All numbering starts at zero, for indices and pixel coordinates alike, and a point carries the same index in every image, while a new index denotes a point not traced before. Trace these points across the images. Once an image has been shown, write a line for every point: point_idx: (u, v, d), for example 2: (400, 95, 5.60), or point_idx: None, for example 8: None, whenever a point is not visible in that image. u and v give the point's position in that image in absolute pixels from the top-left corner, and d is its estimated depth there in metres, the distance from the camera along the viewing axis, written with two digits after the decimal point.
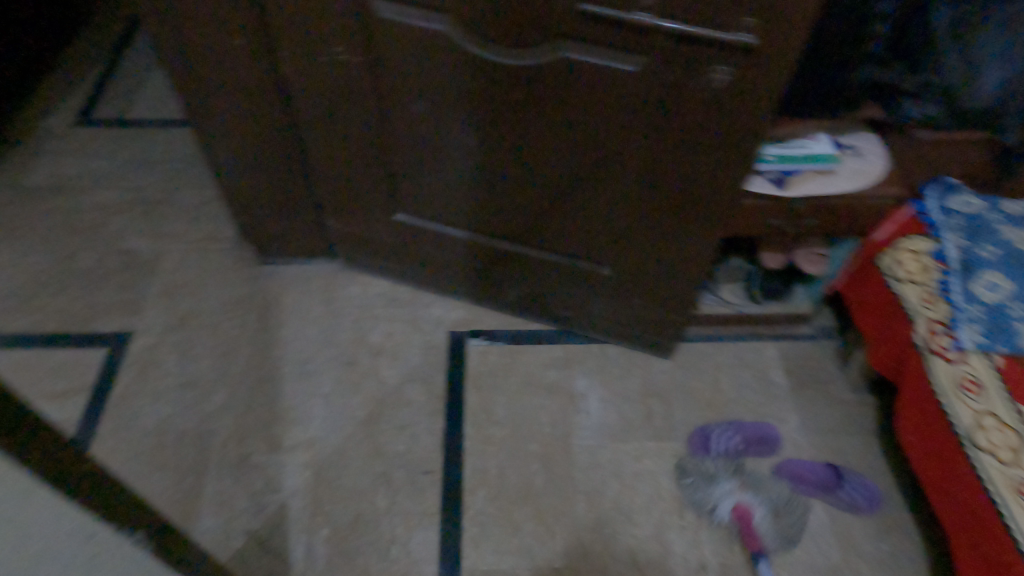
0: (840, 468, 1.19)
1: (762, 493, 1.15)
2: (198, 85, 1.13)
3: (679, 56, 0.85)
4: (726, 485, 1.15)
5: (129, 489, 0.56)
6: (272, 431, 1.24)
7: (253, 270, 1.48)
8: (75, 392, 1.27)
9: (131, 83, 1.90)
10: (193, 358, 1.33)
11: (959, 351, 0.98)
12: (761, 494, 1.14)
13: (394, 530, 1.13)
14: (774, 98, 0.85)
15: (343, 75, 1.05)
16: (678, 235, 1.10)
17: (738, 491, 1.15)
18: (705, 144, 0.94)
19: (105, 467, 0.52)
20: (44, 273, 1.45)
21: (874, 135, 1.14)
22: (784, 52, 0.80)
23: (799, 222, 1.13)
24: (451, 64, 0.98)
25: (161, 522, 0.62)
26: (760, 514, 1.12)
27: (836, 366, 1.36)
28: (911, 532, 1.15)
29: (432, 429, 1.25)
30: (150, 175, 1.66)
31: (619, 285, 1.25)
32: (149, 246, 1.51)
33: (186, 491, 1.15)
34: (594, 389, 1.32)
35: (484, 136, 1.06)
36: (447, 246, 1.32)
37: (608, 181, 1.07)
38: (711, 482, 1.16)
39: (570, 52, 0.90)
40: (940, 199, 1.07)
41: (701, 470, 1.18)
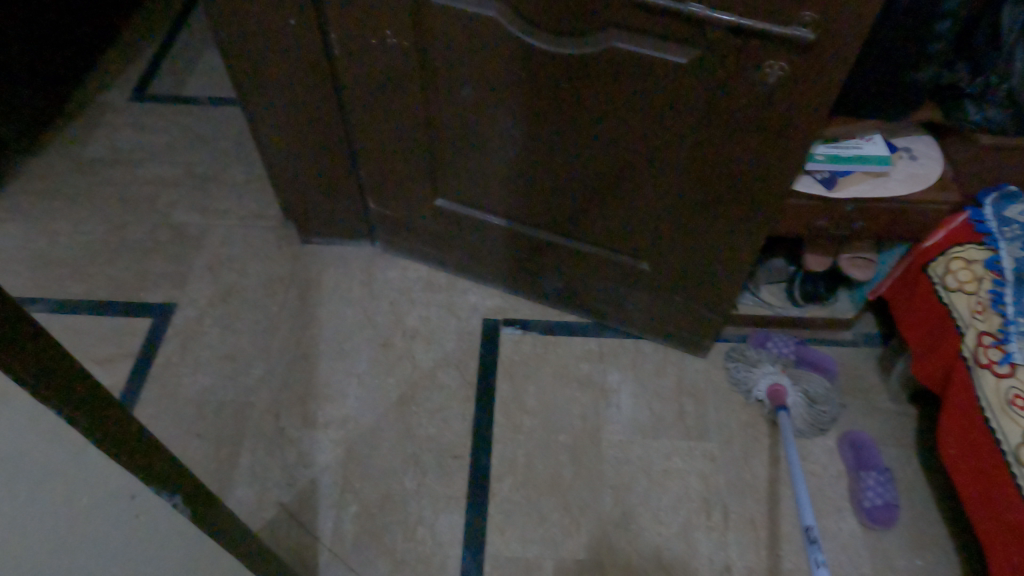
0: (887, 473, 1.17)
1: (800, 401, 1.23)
2: (250, 64, 1.15)
3: (732, 49, 0.83)
4: (770, 368, 1.27)
5: (171, 455, 0.58)
6: (308, 407, 1.26)
7: (296, 248, 1.51)
8: (122, 358, 1.32)
9: (185, 61, 1.94)
10: (235, 331, 1.36)
11: (1010, 365, 0.95)
12: (801, 380, 1.24)
13: (421, 511, 1.15)
14: (829, 96, 0.83)
15: (392, 59, 1.06)
16: (721, 232, 1.08)
17: (779, 374, 1.26)
18: (754, 140, 0.92)
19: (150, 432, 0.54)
20: (98, 242, 1.51)
21: (930, 137, 1.10)
22: (843, 48, 0.77)
23: (847, 225, 1.10)
24: (499, 51, 0.98)
25: (200, 488, 0.64)
26: (794, 395, 1.23)
27: (877, 374, 1.32)
28: (948, 549, 1.11)
29: (463, 415, 1.26)
30: (201, 152, 1.70)
31: (657, 280, 1.23)
32: (197, 221, 1.55)
33: (223, 460, 1.19)
34: (626, 384, 1.31)
35: (529, 124, 1.06)
36: (486, 233, 1.33)
37: (652, 174, 1.05)
38: (756, 365, 1.28)
39: (619, 42, 0.89)
40: (998, 207, 1.02)
41: (748, 357, 1.30)
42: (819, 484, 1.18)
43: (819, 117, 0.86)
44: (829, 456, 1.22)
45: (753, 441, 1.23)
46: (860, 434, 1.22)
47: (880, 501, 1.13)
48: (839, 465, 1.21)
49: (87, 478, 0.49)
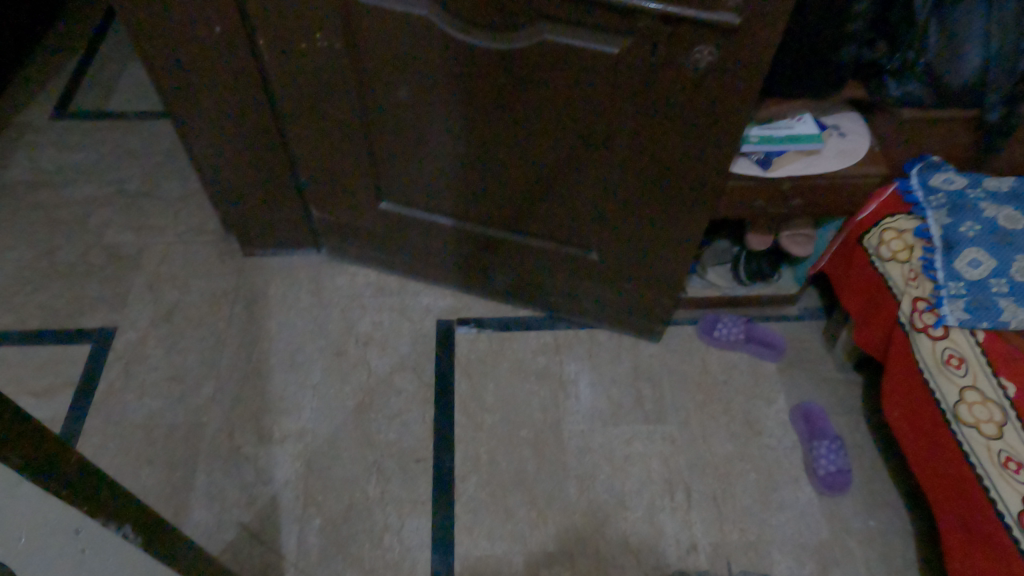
0: (840, 442, 1.21)
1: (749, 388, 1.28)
2: (177, 75, 1.11)
3: (662, 36, 0.84)
4: None
5: (115, 485, 0.56)
6: (263, 423, 1.23)
7: (239, 262, 1.47)
8: (61, 389, 1.26)
9: (108, 74, 1.87)
10: (180, 351, 1.32)
11: (943, 328, 0.99)
12: None
13: (387, 518, 1.14)
14: (758, 78, 0.85)
15: (324, 63, 1.04)
16: (664, 217, 1.10)
17: None
18: (690, 126, 0.94)
19: (91, 463, 0.52)
20: (26, 269, 1.44)
21: (856, 114, 1.14)
22: (767, 31, 0.79)
23: (785, 203, 1.13)
24: (433, 49, 0.97)
25: (150, 516, 0.61)
26: None
27: (823, 346, 1.36)
28: (899, 507, 1.16)
29: (423, 417, 1.25)
30: (131, 168, 1.64)
31: (606, 270, 1.24)
32: (132, 240, 1.50)
33: (176, 485, 1.15)
34: (584, 374, 1.32)
35: (469, 122, 1.06)
36: (434, 234, 1.32)
37: (591, 164, 1.06)
38: None
39: (552, 34, 0.89)
40: (923, 176, 1.08)
41: None
42: (775, 457, 1.21)
43: (750, 99, 0.88)
44: (783, 428, 1.25)
45: (710, 419, 1.26)
46: (811, 406, 1.27)
47: (834, 468, 1.18)
48: (793, 435, 1.24)
49: (25, 514, 0.47)
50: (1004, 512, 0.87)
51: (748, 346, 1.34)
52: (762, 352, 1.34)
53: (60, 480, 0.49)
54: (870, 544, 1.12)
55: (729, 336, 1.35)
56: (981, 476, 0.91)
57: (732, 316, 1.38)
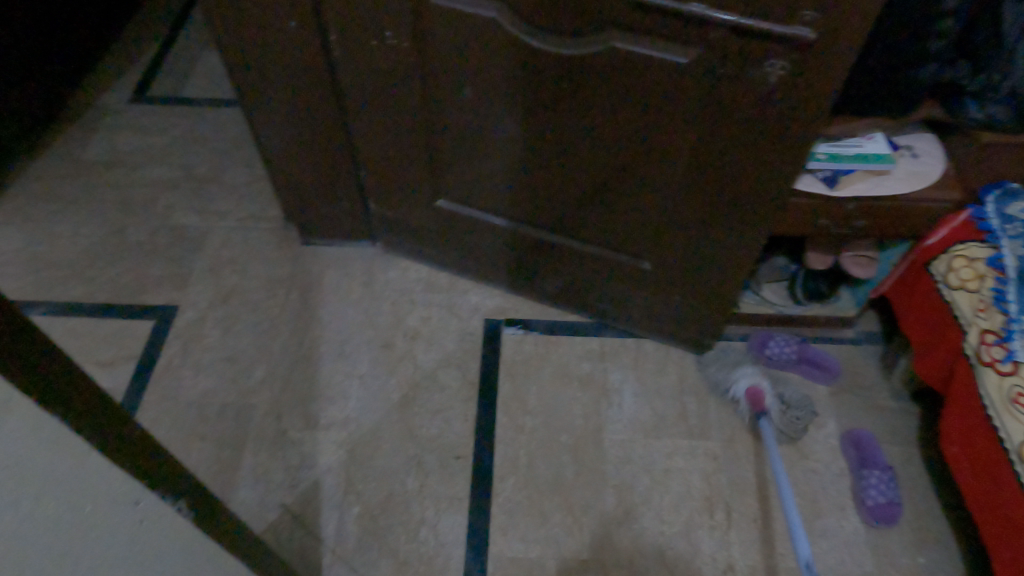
0: (891, 474, 1.16)
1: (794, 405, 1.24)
2: (251, 67, 1.15)
3: (734, 49, 0.83)
4: None
5: (175, 461, 0.58)
6: (310, 408, 1.26)
7: (297, 250, 1.51)
8: (123, 362, 1.31)
9: (184, 61, 1.94)
10: (236, 333, 1.36)
11: (1012, 364, 0.94)
12: None
13: (424, 512, 1.15)
14: (831, 95, 0.83)
15: (392, 60, 1.06)
16: (720, 230, 1.08)
17: None
18: (756, 140, 0.92)
19: (154, 439, 0.54)
20: (98, 244, 1.51)
21: (932, 135, 1.10)
22: (843, 47, 0.77)
23: (849, 224, 1.10)
24: (500, 52, 0.97)
25: (203, 492, 0.64)
26: None
27: (879, 372, 1.32)
28: (951, 546, 1.12)
29: (465, 415, 1.26)
30: (200, 153, 1.70)
31: (658, 280, 1.23)
32: (197, 222, 1.55)
33: (224, 463, 1.19)
34: (628, 383, 1.31)
35: (530, 125, 1.06)
36: (487, 233, 1.32)
37: (651, 172, 1.05)
38: None
39: (621, 42, 0.89)
40: (1001, 204, 1.02)
41: None
42: (821, 483, 1.18)
43: (820, 115, 0.86)
44: (832, 454, 1.21)
45: (755, 439, 1.23)
46: (863, 434, 1.22)
47: (881, 497, 1.13)
48: (841, 462, 1.21)
49: (93, 481, 0.49)
50: None
51: (798, 367, 1.32)
52: (812, 373, 1.31)
53: (126, 453, 0.51)
54: None
55: (782, 354, 1.32)
56: None
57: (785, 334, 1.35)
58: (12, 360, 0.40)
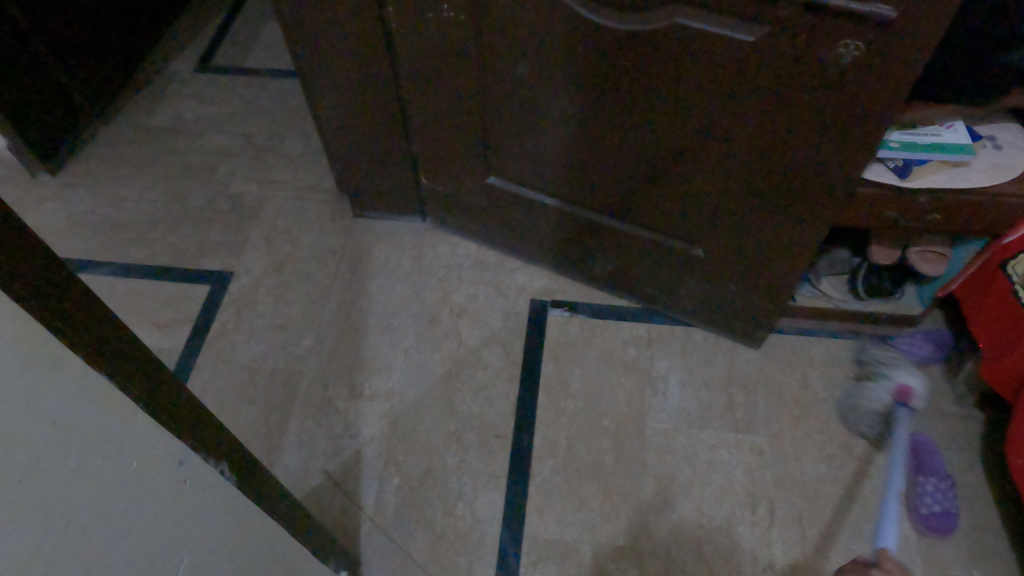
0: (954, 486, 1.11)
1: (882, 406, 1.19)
2: (309, 38, 1.16)
3: (806, 28, 0.79)
4: None
5: (212, 420, 0.60)
6: (355, 378, 1.28)
7: (349, 222, 1.53)
8: (180, 324, 1.36)
9: (248, 32, 1.97)
10: (287, 301, 1.39)
11: None
12: None
13: (462, 488, 1.16)
14: (910, 79, 0.78)
15: (447, 32, 1.05)
16: (780, 219, 1.04)
17: None
18: (824, 125, 0.88)
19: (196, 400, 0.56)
20: (160, 209, 1.56)
21: (1016, 124, 1.02)
22: (926, 27, 0.72)
23: (921, 217, 1.04)
24: (558, 27, 0.95)
25: (243, 456, 0.65)
26: None
27: (942, 375, 1.26)
28: (1011, 563, 1.06)
29: (507, 394, 1.26)
30: (260, 123, 1.73)
31: (711, 267, 1.20)
32: (255, 191, 1.59)
33: (272, 426, 1.22)
34: (674, 372, 1.28)
35: (586, 102, 1.03)
36: (537, 213, 1.31)
37: (710, 156, 1.01)
38: None
39: (686, 19, 0.85)
40: None
41: None
42: (872, 486, 1.14)
43: (896, 101, 0.80)
44: (885, 458, 1.17)
45: (805, 437, 1.19)
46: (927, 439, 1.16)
47: (937, 506, 1.08)
48: (897, 467, 1.16)
49: (135, 438, 0.50)
50: None
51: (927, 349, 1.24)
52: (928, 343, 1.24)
53: (169, 412, 0.53)
54: None
55: (914, 359, 1.24)
56: None
57: (908, 335, 1.27)
58: (58, 314, 0.41)
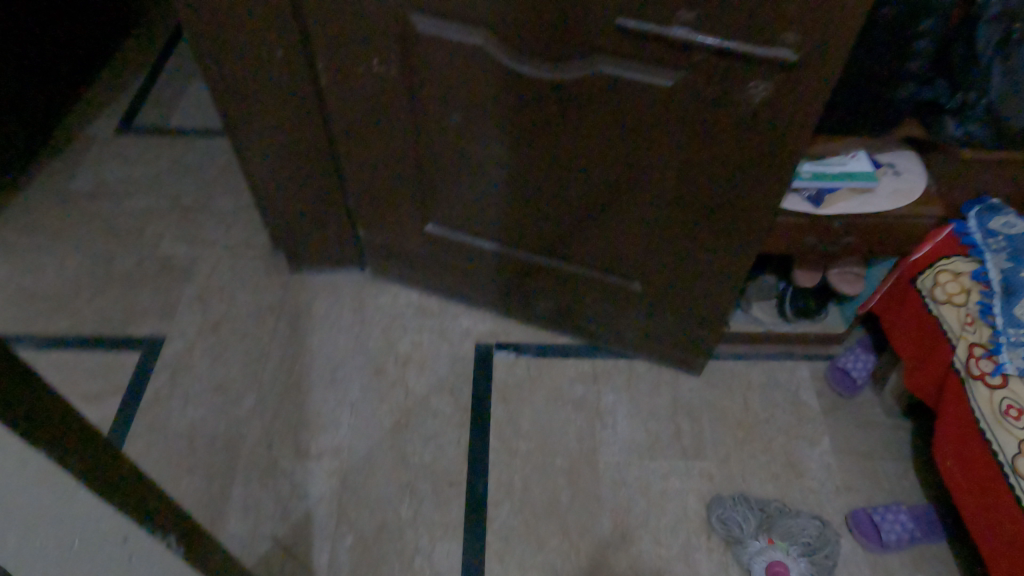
0: (921, 539, 1.11)
1: (795, 539, 1.10)
2: (239, 97, 1.16)
3: (718, 71, 0.84)
4: None
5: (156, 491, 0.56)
6: (301, 437, 1.25)
7: (286, 277, 1.50)
8: (110, 394, 1.30)
9: (171, 91, 1.94)
10: (225, 362, 1.35)
11: (1001, 377, 0.95)
12: None
13: (419, 541, 1.13)
14: (814, 116, 0.84)
15: (378, 87, 1.07)
16: (709, 249, 1.08)
17: None
18: (742, 161, 0.94)
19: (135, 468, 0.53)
20: (84, 275, 1.49)
21: (913, 152, 1.11)
22: (824, 68, 0.79)
23: (837, 240, 1.11)
24: (486, 77, 0.98)
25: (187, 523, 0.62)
26: None
27: (870, 389, 1.32)
28: (949, 564, 1.11)
29: (458, 440, 1.25)
30: (188, 183, 1.70)
31: (649, 300, 1.23)
32: (186, 251, 1.54)
33: (214, 495, 1.17)
34: (621, 405, 1.30)
35: (517, 147, 1.06)
36: (477, 257, 1.32)
37: (639, 194, 1.06)
38: None
39: (607, 66, 0.90)
40: (983, 220, 1.04)
41: None
42: (817, 500, 1.18)
43: (805, 134, 0.87)
44: (827, 472, 1.21)
45: (751, 459, 1.23)
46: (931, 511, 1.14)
47: (904, 534, 1.11)
48: (837, 481, 1.20)
49: (69, 505, 0.47)
50: None
51: (865, 357, 1.31)
52: (863, 354, 1.32)
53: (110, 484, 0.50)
54: None
55: (864, 377, 1.29)
56: None
57: (847, 352, 1.34)
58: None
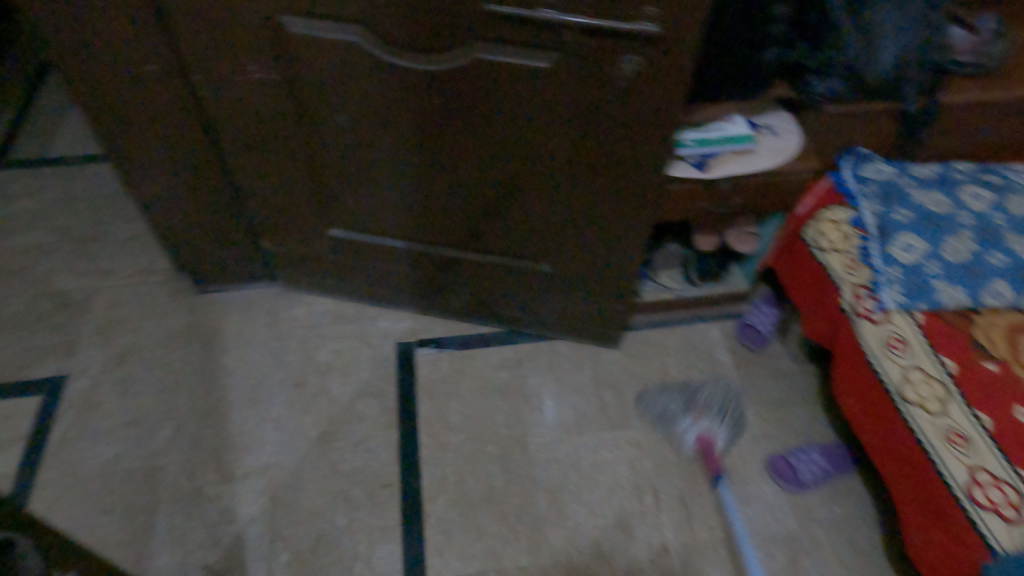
0: (831, 472, 1.19)
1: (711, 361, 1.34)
2: (114, 118, 1.11)
3: (590, 49, 0.87)
4: None
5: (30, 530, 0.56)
6: (224, 461, 1.21)
7: (193, 300, 1.45)
8: (11, 444, 1.22)
9: (47, 119, 1.84)
10: (135, 395, 1.29)
11: (883, 312, 1.03)
12: None
13: (356, 547, 1.12)
14: (685, 84, 0.88)
15: (257, 93, 1.04)
16: (608, 221, 1.11)
17: None
18: (625, 133, 0.97)
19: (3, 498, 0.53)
20: None
21: (786, 112, 1.16)
22: (685, 37, 0.83)
23: (727, 202, 1.15)
24: (366, 73, 0.97)
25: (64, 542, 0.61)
26: None
27: (778, 340, 1.39)
28: (863, 493, 1.19)
29: (388, 442, 1.25)
30: (76, 213, 1.61)
31: (560, 280, 1.26)
32: (81, 285, 1.47)
33: (137, 531, 1.13)
34: (546, 386, 1.33)
35: (408, 142, 1.06)
36: (387, 257, 1.32)
37: (536, 177, 1.07)
38: None
39: (484, 53, 0.91)
40: (855, 168, 1.12)
41: None
42: (740, 452, 1.23)
43: (678, 102, 0.91)
44: (746, 423, 1.27)
45: (674, 420, 1.28)
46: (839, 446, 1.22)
47: (818, 470, 1.18)
48: (757, 430, 1.26)
49: None
50: (951, 483, 0.91)
51: (767, 310, 1.37)
52: (766, 309, 1.38)
53: None
54: (838, 531, 1.14)
55: (770, 331, 1.36)
56: (930, 452, 0.94)
57: (753, 308, 1.39)
58: None
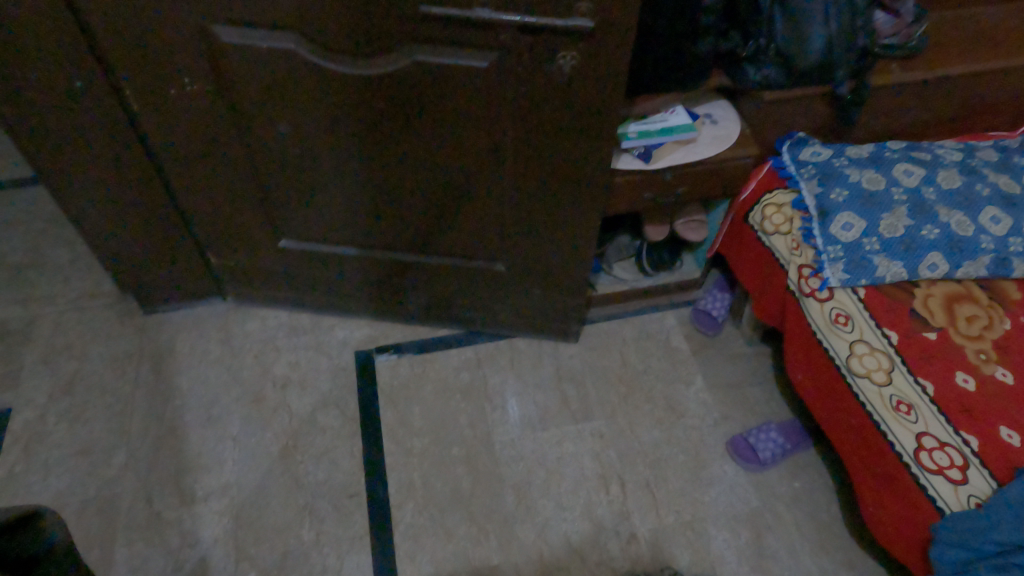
0: (791, 449, 1.22)
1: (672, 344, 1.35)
2: (44, 138, 1.07)
3: (526, 46, 0.87)
4: None
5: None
6: (183, 483, 1.18)
7: (141, 321, 1.41)
8: None
9: None
10: (85, 423, 1.25)
11: (828, 290, 1.06)
12: None
13: (325, 560, 1.11)
14: (622, 77, 0.90)
15: (192, 106, 1.02)
16: (557, 217, 1.12)
17: None
18: (567, 129, 0.98)
19: None
20: None
21: (725, 100, 1.19)
22: (618, 31, 0.84)
23: (672, 192, 1.17)
24: (304, 80, 0.96)
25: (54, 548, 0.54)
26: None
27: (731, 324, 1.42)
28: (819, 466, 1.22)
29: (351, 451, 1.23)
30: (11, 239, 1.55)
31: (514, 278, 1.26)
32: (21, 314, 1.42)
33: (95, 563, 1.09)
34: (508, 385, 1.33)
35: (352, 148, 1.05)
36: (339, 266, 1.30)
37: (481, 177, 1.08)
38: None
39: (421, 54, 0.91)
40: (793, 152, 1.17)
41: None
42: (700, 436, 1.26)
43: (617, 95, 0.92)
44: (704, 407, 1.29)
45: (635, 409, 1.29)
46: (796, 424, 1.25)
47: (777, 448, 1.21)
48: (716, 413, 1.29)
49: None
50: (899, 449, 0.94)
51: (720, 295, 1.42)
52: (718, 294, 1.43)
53: None
54: (797, 505, 1.18)
55: (723, 314, 1.40)
56: (878, 421, 0.97)
57: (706, 294, 1.44)
58: None
